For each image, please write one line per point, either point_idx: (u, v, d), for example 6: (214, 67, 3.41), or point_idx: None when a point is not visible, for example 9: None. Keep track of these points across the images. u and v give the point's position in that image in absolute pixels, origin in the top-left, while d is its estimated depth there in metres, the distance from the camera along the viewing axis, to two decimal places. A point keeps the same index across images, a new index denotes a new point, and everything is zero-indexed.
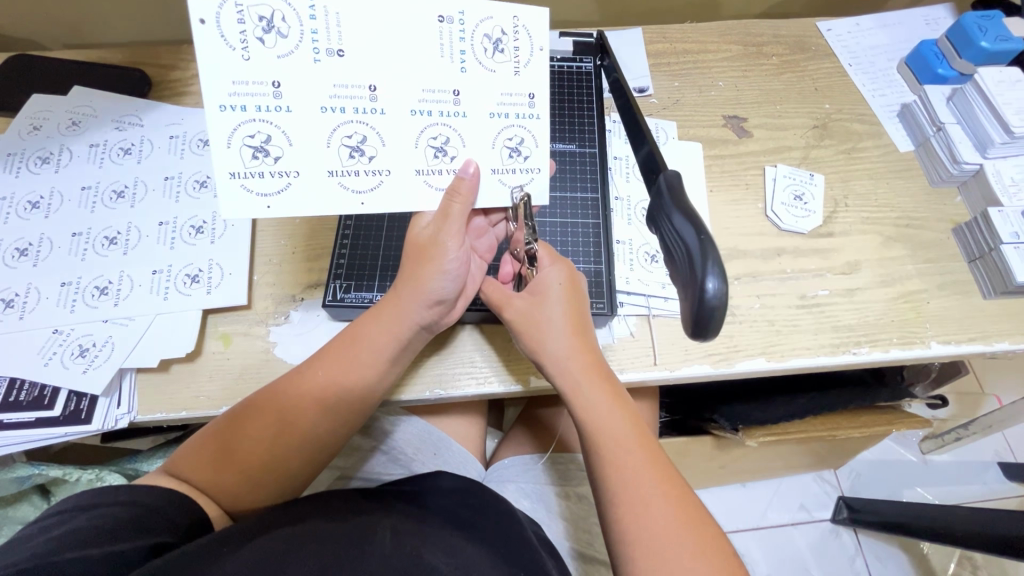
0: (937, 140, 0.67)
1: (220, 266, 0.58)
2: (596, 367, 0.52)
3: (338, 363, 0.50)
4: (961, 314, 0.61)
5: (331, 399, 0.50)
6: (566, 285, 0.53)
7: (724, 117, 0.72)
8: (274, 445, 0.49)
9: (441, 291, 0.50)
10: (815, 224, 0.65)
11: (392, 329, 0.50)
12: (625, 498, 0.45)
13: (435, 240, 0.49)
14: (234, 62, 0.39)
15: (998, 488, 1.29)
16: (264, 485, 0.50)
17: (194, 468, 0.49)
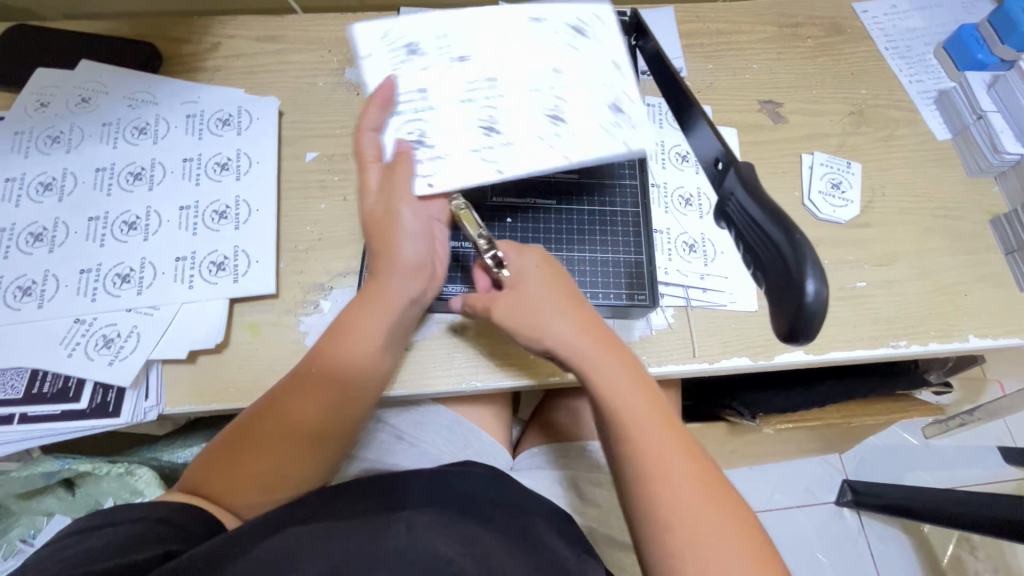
0: (977, 128, 0.66)
1: (246, 253, 0.55)
2: (604, 340, 0.49)
3: (322, 347, 0.50)
4: (998, 308, 0.60)
5: (316, 386, 0.49)
6: (543, 267, 0.51)
7: (759, 101, 0.70)
8: (278, 437, 0.48)
9: (411, 256, 0.50)
10: (852, 214, 0.64)
11: (375, 308, 0.49)
12: (652, 476, 0.43)
13: (390, 211, 0.48)
14: (473, 71, 0.50)
15: (998, 471, 1.32)
16: (283, 484, 0.49)
17: (209, 473, 0.48)
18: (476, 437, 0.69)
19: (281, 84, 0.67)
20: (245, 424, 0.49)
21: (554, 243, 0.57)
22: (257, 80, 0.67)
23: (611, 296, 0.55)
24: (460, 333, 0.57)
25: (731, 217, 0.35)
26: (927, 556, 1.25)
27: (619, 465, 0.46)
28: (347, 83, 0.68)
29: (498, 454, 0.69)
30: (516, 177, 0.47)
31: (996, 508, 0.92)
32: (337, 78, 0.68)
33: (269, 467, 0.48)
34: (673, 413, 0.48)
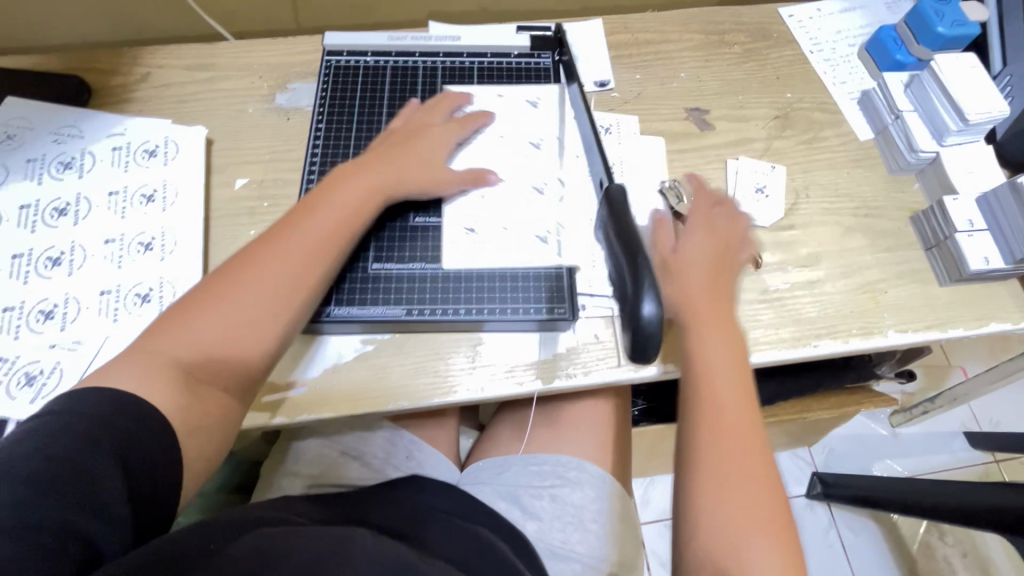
0: (895, 128, 0.67)
1: (171, 284, 0.56)
2: (726, 308, 0.55)
3: (278, 247, 0.51)
4: (919, 303, 0.62)
5: (274, 288, 0.49)
6: (715, 245, 0.58)
7: (686, 109, 0.71)
8: (222, 340, 0.47)
9: (410, 166, 0.57)
10: (776, 217, 0.65)
11: (357, 175, 0.56)
12: (727, 428, 0.49)
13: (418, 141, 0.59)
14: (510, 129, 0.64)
15: (964, 456, 1.33)
16: (213, 412, 0.46)
17: (137, 368, 0.43)
18: (419, 450, 0.70)
19: (212, 112, 0.68)
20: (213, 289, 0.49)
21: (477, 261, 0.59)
22: (187, 108, 0.68)
23: (531, 310, 0.56)
24: (392, 352, 0.57)
25: None
26: (896, 543, 1.26)
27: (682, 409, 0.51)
28: (278, 108, 0.69)
29: (442, 468, 0.69)
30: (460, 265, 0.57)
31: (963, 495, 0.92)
32: (267, 103, 0.69)
33: (202, 380, 0.46)
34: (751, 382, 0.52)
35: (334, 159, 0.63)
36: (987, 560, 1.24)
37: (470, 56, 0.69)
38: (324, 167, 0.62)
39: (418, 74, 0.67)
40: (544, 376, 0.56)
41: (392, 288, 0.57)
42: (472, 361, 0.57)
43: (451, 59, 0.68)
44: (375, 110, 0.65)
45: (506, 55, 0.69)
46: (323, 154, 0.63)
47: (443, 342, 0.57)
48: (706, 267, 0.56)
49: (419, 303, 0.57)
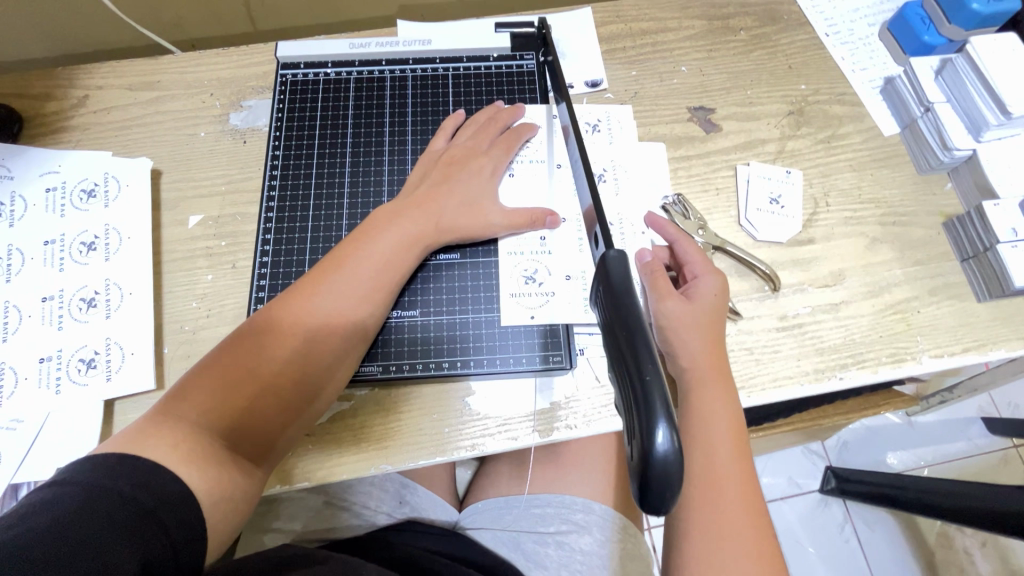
0: (925, 122, 0.60)
1: (118, 345, 0.50)
2: (724, 369, 0.49)
3: (312, 298, 0.46)
4: (954, 322, 0.55)
5: (309, 346, 0.45)
6: (718, 297, 0.50)
7: (689, 109, 0.64)
8: (253, 407, 0.42)
9: (465, 197, 0.53)
10: (792, 231, 0.58)
11: (393, 209, 0.51)
12: (724, 518, 0.43)
13: (458, 165, 0.54)
14: (532, 160, 0.58)
15: (982, 443, 1.26)
16: (241, 480, 0.41)
17: (160, 435, 0.39)
18: (412, 493, 0.64)
19: (157, 138, 0.60)
20: (245, 339, 0.44)
21: (459, 304, 0.53)
22: (131, 135, 0.60)
23: (522, 360, 0.51)
24: (371, 408, 0.51)
25: (613, 336, 0.33)
26: (915, 541, 1.18)
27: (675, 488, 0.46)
28: (233, 129, 0.61)
29: (439, 510, 0.64)
30: (482, 320, 0.53)
31: (968, 495, 0.88)
32: (221, 125, 0.61)
33: (232, 447, 0.41)
34: (751, 462, 0.46)
35: (294, 189, 0.56)
36: (1007, 548, 1.17)
37: (444, 62, 0.61)
38: (283, 199, 0.56)
39: (386, 85, 0.60)
40: (543, 430, 0.50)
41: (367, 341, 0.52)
42: (459, 415, 0.51)
43: (422, 67, 0.61)
44: (338, 129, 0.58)
45: (485, 59, 0.61)
46: (281, 184, 0.56)
47: (425, 394, 0.51)
48: (710, 321, 0.49)
49: (395, 360, 0.51)
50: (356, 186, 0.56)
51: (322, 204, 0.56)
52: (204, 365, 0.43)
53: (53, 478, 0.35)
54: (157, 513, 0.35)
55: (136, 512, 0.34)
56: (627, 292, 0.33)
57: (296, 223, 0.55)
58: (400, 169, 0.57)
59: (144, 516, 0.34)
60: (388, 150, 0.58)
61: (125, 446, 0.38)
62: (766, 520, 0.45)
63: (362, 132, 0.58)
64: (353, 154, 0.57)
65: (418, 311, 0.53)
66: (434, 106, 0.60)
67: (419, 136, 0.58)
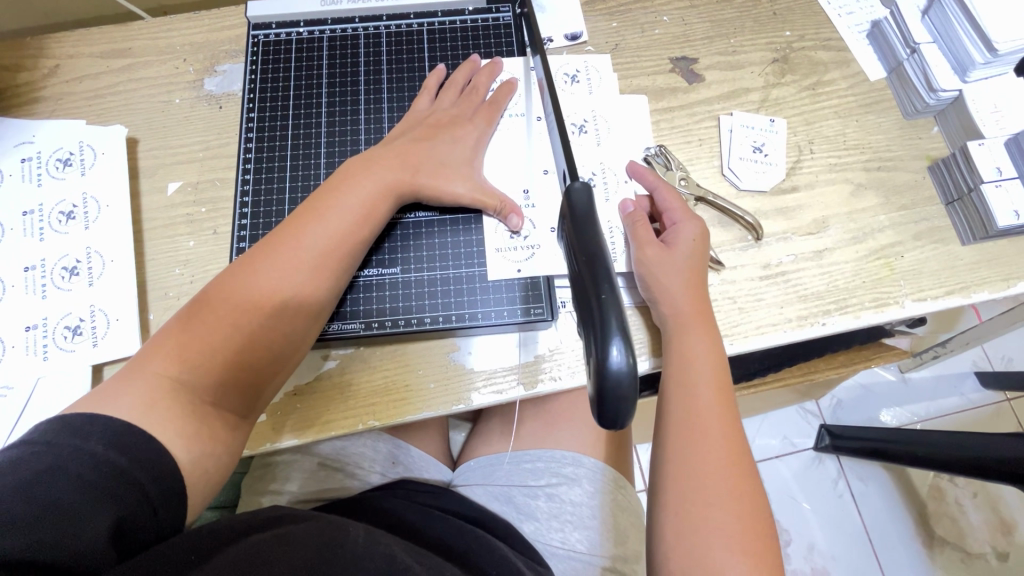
0: (911, 64, 0.59)
1: (103, 312, 0.50)
2: (706, 312, 0.49)
3: (279, 259, 0.45)
4: (938, 266, 0.55)
5: (281, 307, 0.44)
6: (698, 242, 0.50)
7: (671, 59, 0.62)
8: (228, 368, 0.43)
9: (441, 157, 0.52)
10: (775, 179, 0.58)
11: (367, 165, 0.49)
12: (706, 456, 0.44)
13: (436, 126, 0.53)
14: (514, 113, 0.57)
15: (975, 397, 1.27)
16: (222, 435, 0.42)
17: (136, 395, 0.40)
18: (405, 453, 0.65)
19: (131, 106, 0.60)
20: (218, 293, 0.44)
21: (441, 261, 0.53)
22: (106, 104, 0.60)
23: (506, 314, 0.52)
24: (358, 367, 0.51)
25: (576, 265, 0.33)
26: (908, 494, 1.20)
27: (658, 429, 0.47)
28: (208, 95, 0.60)
29: (431, 470, 0.65)
30: (466, 276, 0.53)
31: (957, 447, 0.89)
32: (195, 91, 0.60)
33: (210, 406, 0.42)
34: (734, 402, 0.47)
35: (271, 151, 0.55)
36: (997, 497, 1.19)
37: (419, 17, 0.60)
38: (260, 162, 0.55)
39: (360, 43, 0.59)
40: (527, 380, 0.51)
41: (349, 300, 0.52)
42: (445, 371, 0.51)
43: (396, 23, 0.60)
44: (312, 90, 0.57)
45: (460, 13, 0.60)
46: (257, 147, 0.56)
47: (412, 352, 0.52)
48: (691, 267, 0.50)
49: (378, 317, 0.51)
50: (334, 147, 0.56)
51: (299, 166, 0.55)
52: (181, 318, 0.43)
53: (26, 438, 0.36)
54: (130, 471, 0.36)
55: (108, 472, 0.35)
56: (588, 223, 0.33)
57: (273, 186, 0.54)
58: (377, 128, 0.56)
59: (116, 476, 0.35)
60: (364, 109, 0.57)
61: (101, 403, 0.39)
62: (748, 457, 0.45)
63: (337, 91, 0.57)
64: (328, 114, 0.57)
65: (400, 268, 0.53)
66: (410, 63, 0.59)
67: (396, 94, 0.58)
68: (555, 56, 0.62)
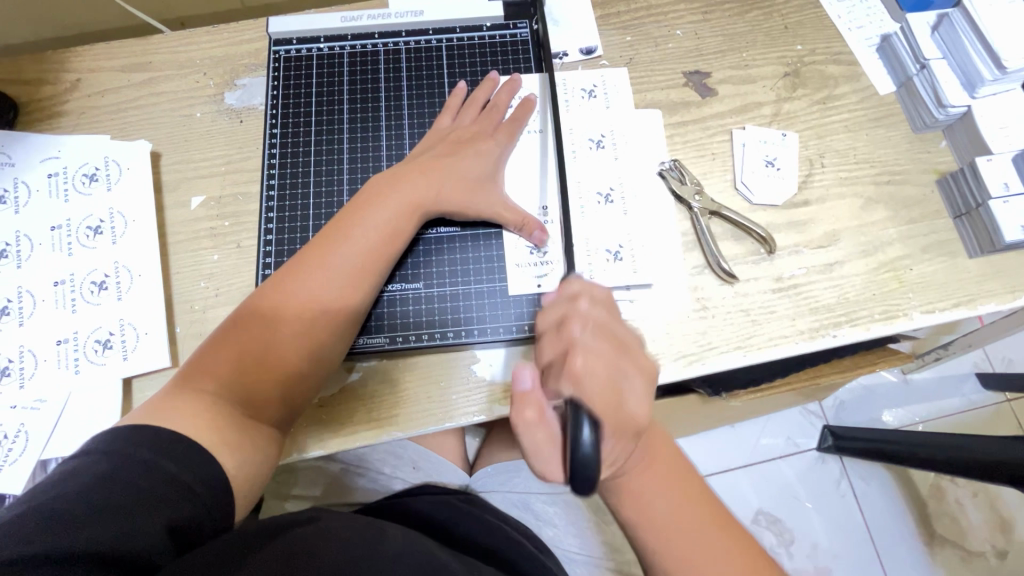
0: (920, 79, 0.60)
1: (132, 326, 0.52)
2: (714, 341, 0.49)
3: (309, 275, 0.46)
4: (945, 279, 0.57)
5: (313, 321, 0.46)
6: None
7: (684, 74, 0.63)
8: (263, 381, 0.44)
9: (464, 171, 0.53)
10: (787, 193, 0.59)
11: (392, 181, 0.51)
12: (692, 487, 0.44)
13: (459, 143, 0.54)
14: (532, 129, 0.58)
15: (976, 398, 1.29)
16: (262, 445, 0.44)
17: (178, 408, 0.42)
18: (427, 460, 0.65)
19: (153, 120, 0.60)
20: (253, 310, 0.46)
21: (462, 276, 0.54)
22: (128, 118, 0.60)
23: (526, 328, 0.53)
24: (383, 378, 0.53)
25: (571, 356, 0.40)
26: (910, 494, 1.21)
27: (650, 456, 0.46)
28: (229, 109, 0.61)
29: (452, 476, 0.65)
30: (487, 290, 0.54)
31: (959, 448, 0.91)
32: (216, 105, 0.61)
33: (247, 418, 0.44)
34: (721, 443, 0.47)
35: (294, 167, 0.57)
36: (997, 497, 1.21)
37: (437, 33, 0.61)
38: (283, 178, 0.56)
39: (380, 59, 0.60)
40: None
41: (373, 314, 0.53)
42: (466, 383, 0.52)
43: (415, 39, 0.61)
44: (334, 106, 0.58)
45: (478, 29, 0.61)
46: (280, 162, 0.57)
47: (435, 365, 0.53)
48: None
49: (402, 331, 0.53)
50: (355, 163, 0.57)
51: (321, 182, 0.56)
52: (220, 336, 0.45)
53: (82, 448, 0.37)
54: (181, 476, 0.37)
55: (162, 476, 0.36)
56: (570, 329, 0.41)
57: (297, 201, 0.55)
58: (397, 144, 0.57)
59: (169, 481, 0.36)
60: (385, 125, 0.58)
61: (149, 416, 0.41)
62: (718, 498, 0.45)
63: (358, 107, 0.58)
64: (350, 130, 0.58)
65: (421, 283, 0.54)
66: (429, 79, 0.59)
67: (416, 109, 0.59)
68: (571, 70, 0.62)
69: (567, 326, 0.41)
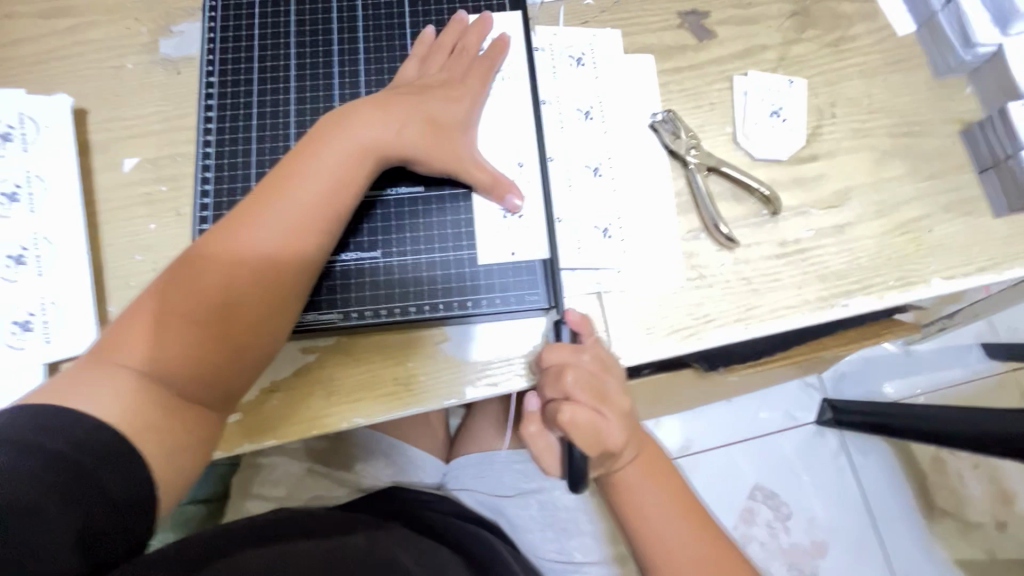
0: (946, 15, 0.53)
1: (56, 305, 0.46)
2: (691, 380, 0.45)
3: (243, 228, 0.41)
4: (968, 241, 0.51)
5: (246, 281, 0.40)
6: None
7: (680, 13, 0.56)
8: (190, 348, 0.39)
9: (429, 117, 0.46)
10: (795, 146, 0.53)
11: (342, 122, 0.44)
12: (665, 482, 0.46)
13: (426, 85, 0.48)
14: (510, 76, 0.51)
15: (980, 368, 1.25)
16: (193, 431, 0.39)
17: (98, 379, 0.37)
18: (400, 454, 0.61)
19: (77, 72, 0.53)
20: (184, 266, 0.41)
21: (427, 244, 0.48)
22: (49, 71, 0.53)
23: (499, 302, 0.47)
24: (339, 361, 0.47)
25: None
26: (910, 468, 1.18)
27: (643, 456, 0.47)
28: (164, 59, 0.54)
29: (424, 470, 0.62)
30: (456, 259, 0.48)
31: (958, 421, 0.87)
32: (150, 55, 0.54)
33: (175, 392, 0.39)
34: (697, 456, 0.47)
35: (235, 122, 0.50)
36: (997, 469, 1.18)
37: None
38: (223, 135, 0.49)
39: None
40: (525, 375, 0.47)
41: (324, 285, 0.47)
42: (435, 365, 0.47)
43: None
44: (280, 51, 0.51)
45: None
46: (220, 117, 0.50)
47: (397, 345, 0.48)
48: None
49: (357, 306, 0.47)
50: (304, 116, 0.50)
51: (266, 138, 0.49)
52: (148, 295, 0.40)
53: None
54: (97, 472, 0.33)
55: (71, 473, 0.32)
56: None
57: (238, 160, 0.49)
58: (352, 94, 0.50)
59: (80, 477, 0.32)
60: (338, 72, 0.51)
61: (66, 395, 0.36)
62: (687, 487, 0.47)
63: (307, 53, 0.51)
64: (297, 79, 0.51)
65: (381, 252, 0.48)
66: (389, 20, 0.52)
67: (373, 54, 0.51)
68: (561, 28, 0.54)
69: (562, 376, 0.42)
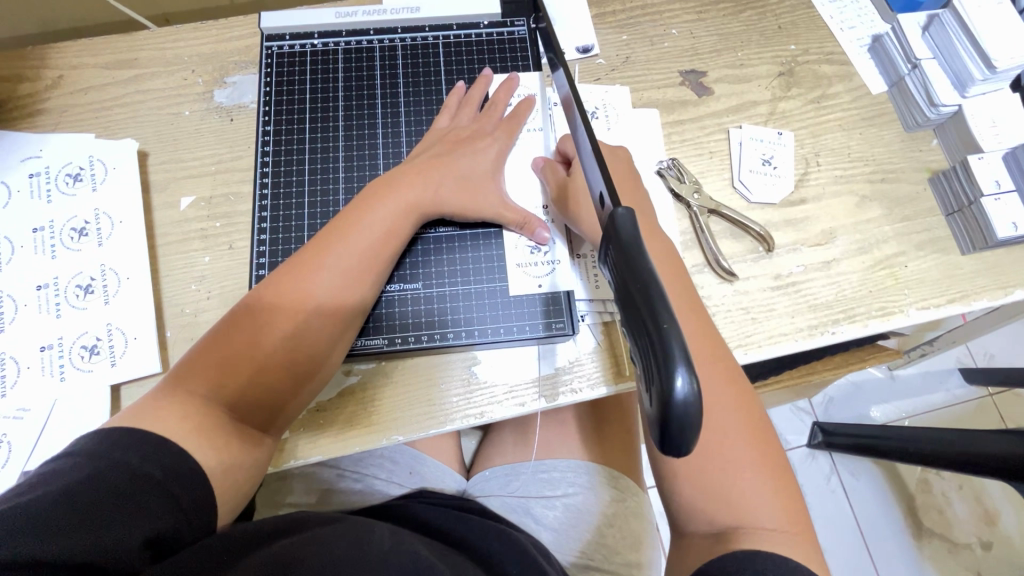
0: (913, 79, 0.61)
1: (121, 331, 0.50)
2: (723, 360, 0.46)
3: (303, 273, 0.45)
4: (939, 275, 0.57)
5: (305, 320, 0.45)
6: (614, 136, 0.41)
7: (681, 73, 0.63)
8: (252, 381, 0.43)
9: (463, 172, 0.52)
10: (785, 191, 0.59)
11: (389, 181, 0.50)
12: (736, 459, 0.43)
13: (459, 142, 0.53)
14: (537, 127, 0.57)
15: (961, 393, 1.31)
16: (249, 449, 0.43)
17: (166, 406, 0.40)
18: (422, 464, 0.65)
19: (138, 117, 0.59)
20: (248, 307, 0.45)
21: (461, 276, 0.54)
22: (112, 116, 0.59)
23: (526, 328, 0.52)
24: (381, 381, 0.51)
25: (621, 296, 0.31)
26: (898, 488, 1.23)
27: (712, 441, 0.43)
28: (219, 107, 0.59)
29: (446, 479, 0.65)
30: (488, 289, 0.53)
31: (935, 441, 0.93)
32: (205, 103, 0.59)
33: (238, 419, 0.42)
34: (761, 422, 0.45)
35: (288, 166, 0.55)
36: (980, 488, 1.23)
37: (433, 31, 0.60)
38: (278, 177, 0.55)
39: (375, 56, 0.59)
40: (549, 394, 0.51)
41: (371, 315, 0.52)
42: (466, 383, 0.52)
43: (412, 36, 0.60)
44: (329, 103, 0.57)
45: (475, 27, 0.60)
46: (274, 162, 0.56)
47: (432, 365, 0.52)
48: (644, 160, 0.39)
49: (400, 332, 0.52)
50: (351, 162, 0.56)
51: (317, 181, 0.55)
52: (212, 334, 0.44)
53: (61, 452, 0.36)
54: (166, 483, 0.37)
55: (144, 483, 0.35)
56: (636, 245, 0.31)
57: (291, 201, 0.54)
58: (394, 143, 0.56)
59: (151, 487, 0.36)
60: (381, 123, 0.57)
61: (135, 418, 0.40)
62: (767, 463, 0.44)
63: (353, 105, 0.57)
64: (344, 128, 0.57)
65: (421, 283, 0.53)
66: (426, 77, 0.59)
67: (412, 107, 0.58)
68: (578, 85, 0.62)
69: None
